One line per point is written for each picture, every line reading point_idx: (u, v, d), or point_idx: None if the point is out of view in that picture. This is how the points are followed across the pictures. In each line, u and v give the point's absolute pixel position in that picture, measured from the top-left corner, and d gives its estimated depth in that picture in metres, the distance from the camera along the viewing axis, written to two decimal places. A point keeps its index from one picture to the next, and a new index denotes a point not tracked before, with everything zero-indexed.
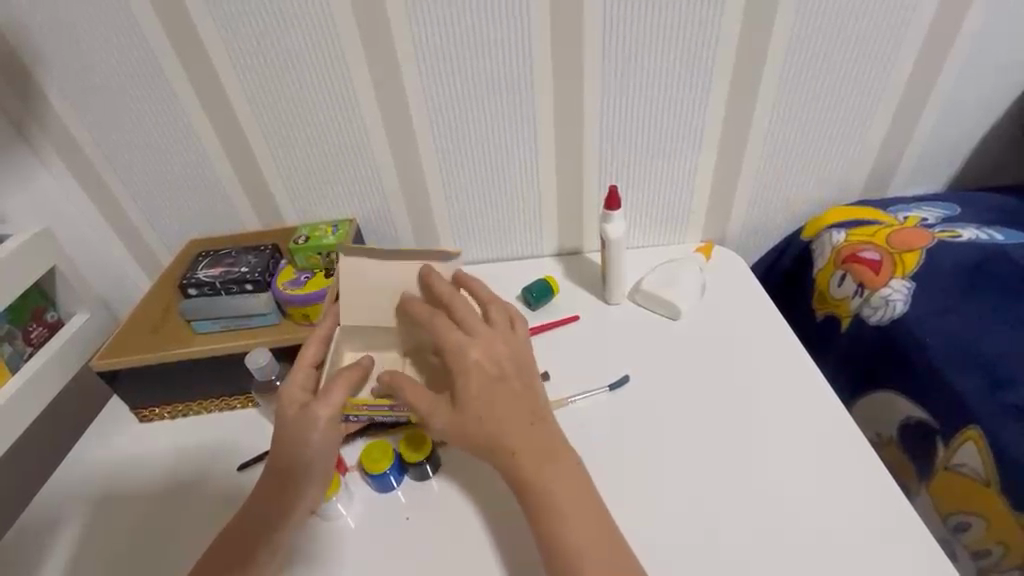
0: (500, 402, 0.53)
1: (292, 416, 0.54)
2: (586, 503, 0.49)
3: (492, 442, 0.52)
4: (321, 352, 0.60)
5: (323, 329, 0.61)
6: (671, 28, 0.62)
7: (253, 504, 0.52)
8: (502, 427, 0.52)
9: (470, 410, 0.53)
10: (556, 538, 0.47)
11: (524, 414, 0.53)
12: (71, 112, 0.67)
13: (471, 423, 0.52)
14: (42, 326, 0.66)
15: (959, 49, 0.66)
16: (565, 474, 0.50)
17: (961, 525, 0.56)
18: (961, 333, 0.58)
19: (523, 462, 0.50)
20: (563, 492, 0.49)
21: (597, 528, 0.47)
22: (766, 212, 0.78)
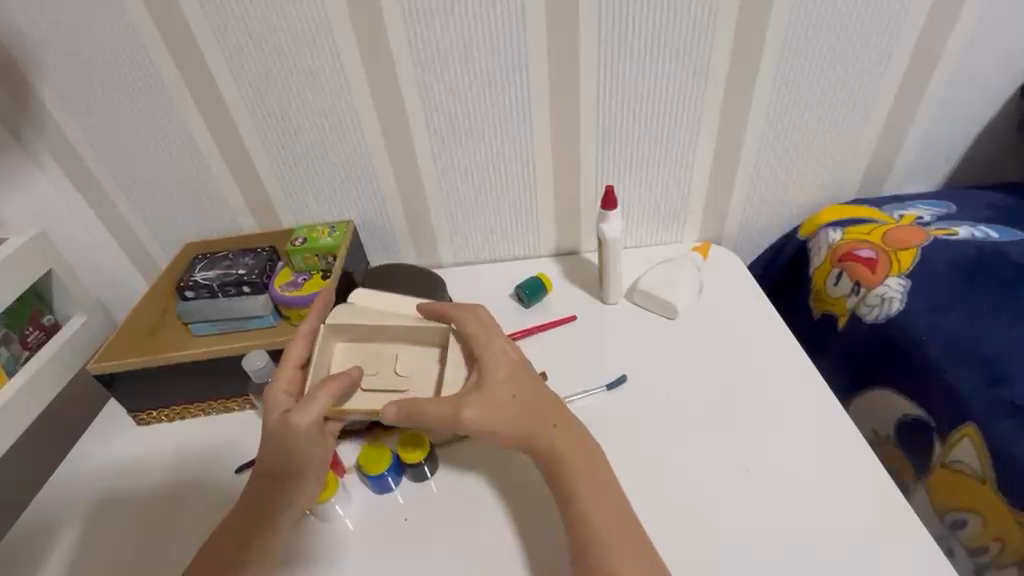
0: (526, 386, 0.55)
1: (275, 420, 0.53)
2: (607, 493, 0.50)
3: (530, 421, 0.53)
4: (307, 352, 0.58)
5: (306, 328, 0.59)
6: (667, 30, 0.62)
7: (240, 505, 0.52)
8: (533, 409, 0.54)
9: (500, 394, 0.54)
10: (589, 520, 0.48)
11: (550, 401, 0.55)
12: (66, 115, 0.67)
13: (502, 408, 0.53)
14: (39, 329, 0.66)
15: (953, 49, 0.66)
16: (592, 458, 0.52)
17: (959, 522, 0.56)
18: (957, 331, 0.58)
19: (560, 441, 0.52)
20: (591, 478, 0.50)
21: (620, 518, 0.48)
22: (763, 211, 0.78)
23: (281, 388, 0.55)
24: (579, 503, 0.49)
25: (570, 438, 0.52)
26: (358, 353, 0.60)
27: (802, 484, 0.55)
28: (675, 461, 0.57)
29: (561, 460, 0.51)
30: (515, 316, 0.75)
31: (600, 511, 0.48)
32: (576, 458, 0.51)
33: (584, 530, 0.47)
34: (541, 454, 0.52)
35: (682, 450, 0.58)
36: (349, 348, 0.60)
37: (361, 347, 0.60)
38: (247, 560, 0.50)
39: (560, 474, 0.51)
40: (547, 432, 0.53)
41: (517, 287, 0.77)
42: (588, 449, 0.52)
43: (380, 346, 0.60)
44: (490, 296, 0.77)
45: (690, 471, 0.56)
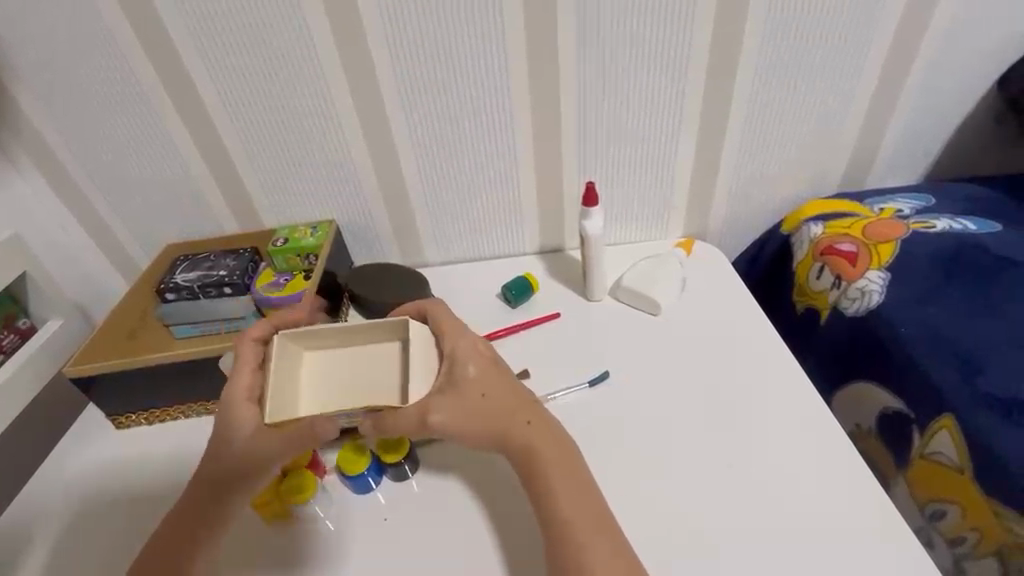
0: (496, 386, 0.55)
1: (245, 435, 0.50)
2: (585, 490, 0.50)
3: (502, 420, 0.53)
4: (261, 354, 0.55)
5: (257, 331, 0.55)
6: (646, 26, 0.62)
7: (190, 505, 0.52)
8: (504, 409, 0.54)
9: (469, 391, 0.53)
10: (565, 516, 0.48)
11: (524, 408, 0.54)
12: (40, 116, 0.66)
13: (472, 409, 0.53)
14: (13, 333, 0.65)
15: (930, 44, 0.66)
16: (565, 456, 0.52)
17: (937, 513, 0.56)
18: (934, 323, 0.58)
19: (533, 439, 0.52)
20: (565, 475, 0.50)
21: (592, 512, 0.48)
22: (746, 207, 0.78)
23: (241, 395, 0.52)
24: (553, 500, 0.49)
25: (546, 437, 0.53)
26: (326, 362, 0.56)
27: (800, 484, 0.54)
28: (657, 457, 0.57)
29: (533, 460, 0.51)
30: (499, 314, 0.74)
31: (574, 506, 0.48)
32: (550, 455, 0.51)
33: (558, 527, 0.47)
34: (515, 451, 0.52)
35: (664, 446, 0.58)
36: (316, 355, 0.56)
37: (327, 353, 0.56)
38: (199, 550, 0.51)
39: (533, 472, 0.51)
40: (520, 429, 0.53)
41: (501, 285, 0.77)
42: (560, 445, 0.53)
43: (348, 351, 0.56)
44: (475, 295, 0.77)
45: (673, 468, 0.56)
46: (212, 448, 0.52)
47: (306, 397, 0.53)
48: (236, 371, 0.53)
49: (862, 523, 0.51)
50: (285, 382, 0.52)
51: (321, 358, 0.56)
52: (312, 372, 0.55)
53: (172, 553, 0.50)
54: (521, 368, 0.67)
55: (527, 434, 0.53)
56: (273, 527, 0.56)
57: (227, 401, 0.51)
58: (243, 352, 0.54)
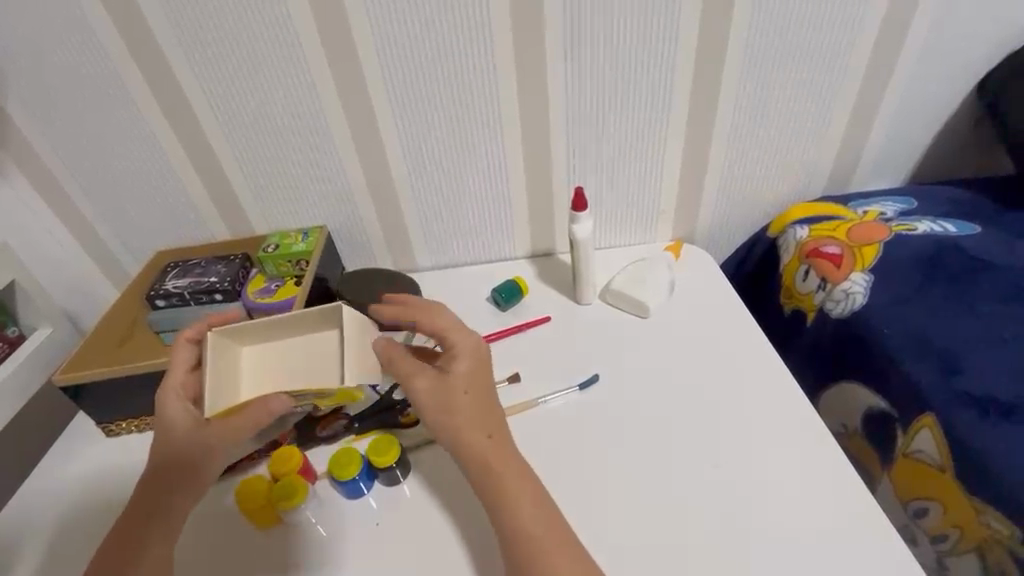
0: (475, 395, 0.52)
1: (183, 429, 0.51)
2: (544, 506, 0.49)
3: (467, 428, 0.51)
4: (195, 354, 0.55)
5: (190, 331, 0.55)
6: (632, 31, 0.63)
7: (136, 510, 0.52)
8: (476, 416, 0.52)
9: (455, 390, 0.52)
10: (518, 528, 0.47)
11: (486, 426, 0.52)
12: (26, 124, 0.66)
13: (451, 405, 0.52)
14: (3, 342, 0.65)
15: (910, 50, 0.68)
16: (523, 475, 0.50)
17: (921, 511, 0.57)
18: (916, 323, 0.60)
19: (488, 458, 0.51)
20: (528, 494, 0.49)
21: (551, 525, 0.48)
22: (734, 210, 0.79)
23: (175, 394, 0.52)
24: (513, 517, 0.48)
25: (506, 453, 0.51)
26: (264, 359, 0.55)
27: (785, 483, 0.55)
28: (646, 458, 0.58)
29: (488, 475, 0.50)
30: (490, 318, 0.75)
31: (534, 519, 0.48)
32: (507, 472, 0.50)
33: (513, 542, 0.47)
34: (472, 461, 0.51)
35: (652, 446, 0.59)
36: (253, 352, 0.56)
37: (264, 349, 0.56)
38: (148, 546, 0.50)
39: (489, 483, 0.50)
40: (480, 444, 0.51)
41: (492, 289, 0.77)
42: (516, 465, 0.50)
43: (286, 344, 0.56)
44: (465, 298, 0.78)
45: (660, 468, 0.57)
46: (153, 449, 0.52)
47: (248, 393, 0.53)
48: (170, 373, 0.53)
49: (847, 522, 0.52)
50: (220, 380, 0.52)
51: (258, 353, 0.56)
52: (251, 370, 0.55)
53: (121, 551, 0.50)
54: (513, 371, 0.68)
55: (484, 446, 0.51)
56: (262, 533, 0.56)
57: (163, 401, 0.52)
58: (176, 354, 0.54)
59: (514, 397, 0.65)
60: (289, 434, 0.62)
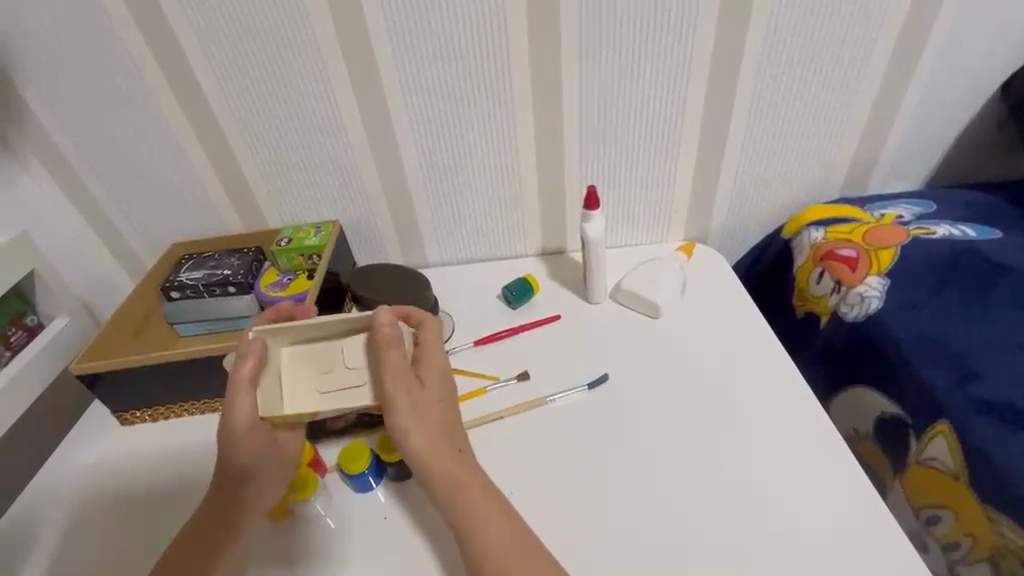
0: (444, 412, 0.52)
1: (264, 436, 0.52)
2: (509, 520, 0.48)
3: (440, 444, 0.51)
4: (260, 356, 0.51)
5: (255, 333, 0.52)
6: (648, 29, 0.63)
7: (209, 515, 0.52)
8: (443, 428, 0.52)
9: (429, 403, 0.52)
10: (488, 546, 0.46)
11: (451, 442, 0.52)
12: (48, 116, 0.67)
13: (428, 420, 0.51)
14: (22, 329, 0.66)
15: (933, 48, 0.66)
16: (486, 490, 0.50)
17: (932, 518, 0.56)
18: (932, 328, 0.59)
19: (456, 475, 0.50)
20: (493, 510, 0.48)
21: (518, 539, 0.47)
22: (748, 211, 0.78)
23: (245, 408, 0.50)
24: (483, 537, 0.47)
25: (471, 471, 0.51)
26: (303, 360, 0.54)
27: (796, 486, 0.55)
28: (656, 459, 0.58)
29: (454, 496, 0.49)
30: (499, 315, 0.75)
31: (501, 537, 0.47)
32: (472, 489, 0.49)
33: (482, 559, 0.46)
34: (443, 480, 0.50)
35: (660, 447, 0.59)
36: (290, 351, 0.54)
37: (303, 349, 0.54)
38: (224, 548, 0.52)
39: (460, 504, 0.49)
40: (449, 460, 0.51)
41: (502, 286, 0.77)
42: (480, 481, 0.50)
43: (322, 344, 0.55)
44: (475, 295, 0.78)
45: (669, 470, 0.57)
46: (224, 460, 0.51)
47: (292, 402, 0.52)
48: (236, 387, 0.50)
49: (855, 525, 0.52)
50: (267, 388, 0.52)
51: (295, 354, 0.54)
52: (292, 374, 0.54)
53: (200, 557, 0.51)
54: (521, 370, 0.68)
55: (453, 456, 0.51)
56: (269, 523, 0.56)
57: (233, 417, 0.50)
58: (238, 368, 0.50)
59: (522, 395, 0.65)
60: None
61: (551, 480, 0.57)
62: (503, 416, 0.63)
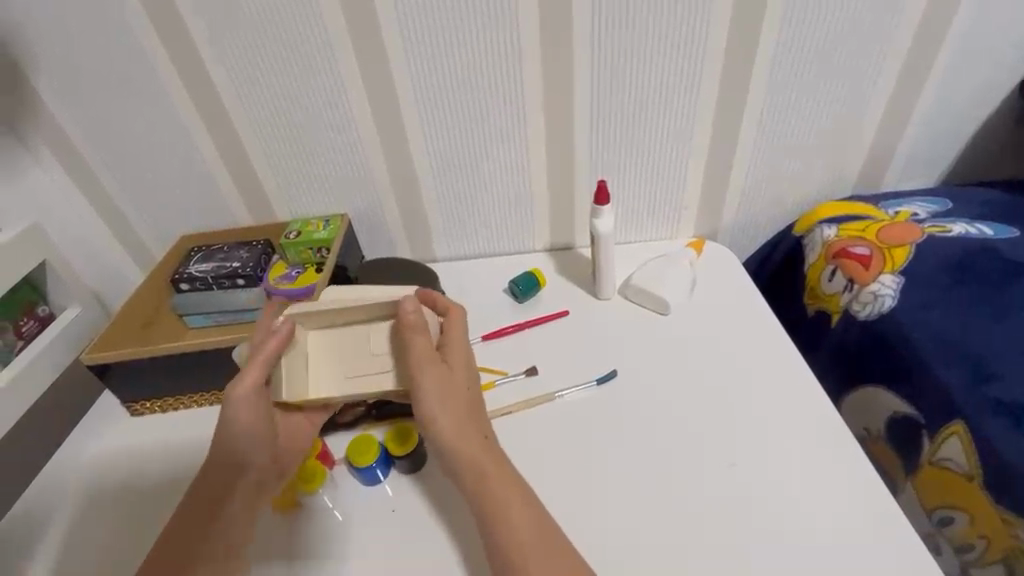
0: (467, 397, 0.54)
1: (262, 434, 0.53)
2: (533, 511, 0.49)
3: (465, 428, 0.52)
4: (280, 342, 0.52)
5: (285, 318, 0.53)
6: (662, 23, 0.62)
7: (201, 497, 0.54)
8: (467, 415, 0.53)
9: (455, 388, 0.53)
10: (511, 532, 0.47)
11: (476, 428, 0.53)
12: (60, 108, 0.67)
13: (455, 404, 0.53)
14: (34, 320, 0.67)
15: (951, 44, 0.65)
16: (505, 474, 0.50)
17: (945, 519, 0.56)
18: (949, 328, 0.58)
19: (481, 459, 0.51)
20: (515, 495, 0.49)
21: (540, 529, 0.47)
22: (759, 208, 0.78)
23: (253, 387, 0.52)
24: (506, 523, 0.47)
25: (495, 459, 0.51)
26: (329, 343, 0.56)
27: (808, 486, 0.54)
28: (665, 457, 0.57)
29: (478, 481, 0.50)
30: (508, 311, 0.75)
31: (523, 522, 0.47)
32: (497, 479, 0.50)
33: (504, 545, 0.46)
34: (467, 464, 0.51)
35: (669, 445, 0.58)
36: (318, 335, 0.56)
37: (330, 333, 0.56)
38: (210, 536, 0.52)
39: (484, 490, 0.49)
40: (475, 443, 0.52)
41: (510, 281, 0.77)
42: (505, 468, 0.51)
43: (346, 329, 0.56)
44: (483, 291, 0.78)
45: (679, 467, 0.57)
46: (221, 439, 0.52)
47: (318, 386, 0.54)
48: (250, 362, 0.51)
49: (865, 525, 0.51)
50: (291, 372, 0.54)
51: (322, 337, 0.56)
52: (318, 357, 0.55)
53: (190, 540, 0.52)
54: (529, 365, 0.68)
55: (479, 442, 0.52)
56: (277, 515, 0.57)
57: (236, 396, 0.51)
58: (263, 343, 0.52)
59: (530, 390, 0.65)
60: None
61: (560, 476, 0.57)
62: (511, 411, 0.63)
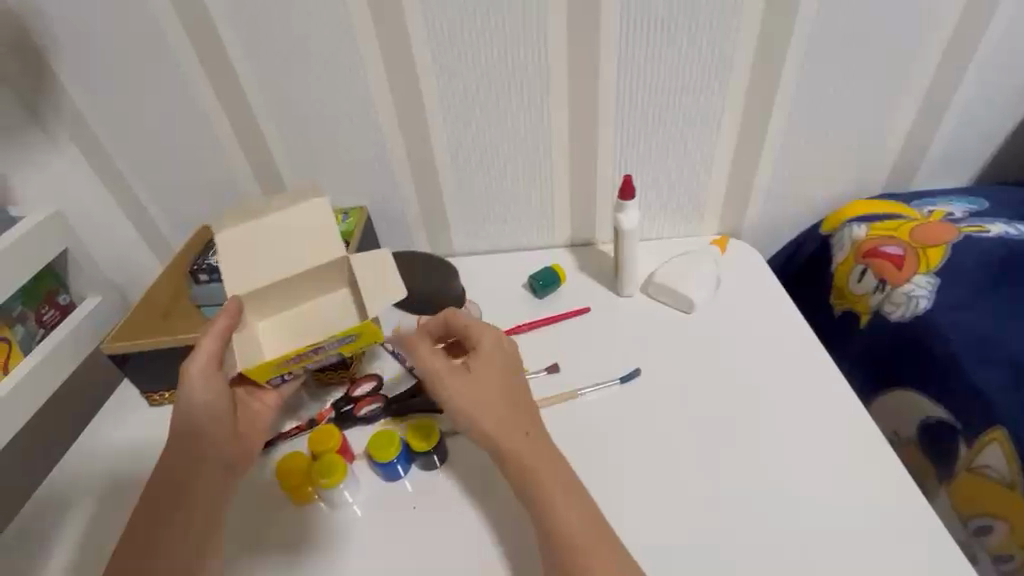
0: (506, 394, 0.53)
1: (224, 412, 0.56)
2: (582, 506, 0.48)
3: (506, 427, 0.52)
4: (233, 322, 0.56)
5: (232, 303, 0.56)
6: (695, 14, 0.60)
7: (161, 487, 0.53)
8: (507, 413, 0.52)
9: (487, 392, 0.53)
10: (563, 528, 0.46)
11: (519, 425, 0.52)
12: (81, 95, 0.67)
13: (489, 408, 0.52)
14: (54, 308, 0.67)
15: (992, 39, 0.63)
16: (556, 469, 0.50)
17: (984, 528, 0.54)
18: (988, 332, 0.56)
19: (528, 455, 0.50)
20: (563, 489, 0.48)
21: (591, 523, 0.47)
22: (785, 205, 0.76)
23: (210, 360, 0.55)
24: (560, 518, 0.47)
25: (544, 453, 0.50)
26: (285, 321, 0.63)
27: (840, 490, 0.53)
28: (692, 457, 0.56)
29: (529, 476, 0.49)
30: (527, 307, 0.74)
31: (577, 519, 0.47)
32: (550, 471, 0.49)
33: (558, 542, 0.46)
34: (515, 462, 0.50)
35: (696, 445, 0.57)
36: (270, 320, 0.63)
37: (280, 316, 0.63)
38: (171, 528, 0.51)
39: (535, 487, 0.48)
40: (519, 440, 0.51)
41: (530, 276, 0.76)
42: (554, 462, 0.50)
43: (292, 312, 0.63)
44: (503, 286, 0.77)
45: (707, 468, 0.55)
46: (182, 418, 0.54)
47: (273, 353, 0.60)
48: (208, 334, 0.55)
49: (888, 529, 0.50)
50: (244, 346, 0.59)
51: (274, 321, 0.63)
52: (269, 334, 0.62)
53: (150, 532, 0.51)
54: (551, 362, 0.67)
55: (524, 439, 0.51)
56: (295, 506, 0.57)
57: (193, 371, 0.54)
58: (213, 322, 0.56)
59: (552, 388, 0.64)
60: (330, 410, 0.63)
61: (586, 475, 0.56)
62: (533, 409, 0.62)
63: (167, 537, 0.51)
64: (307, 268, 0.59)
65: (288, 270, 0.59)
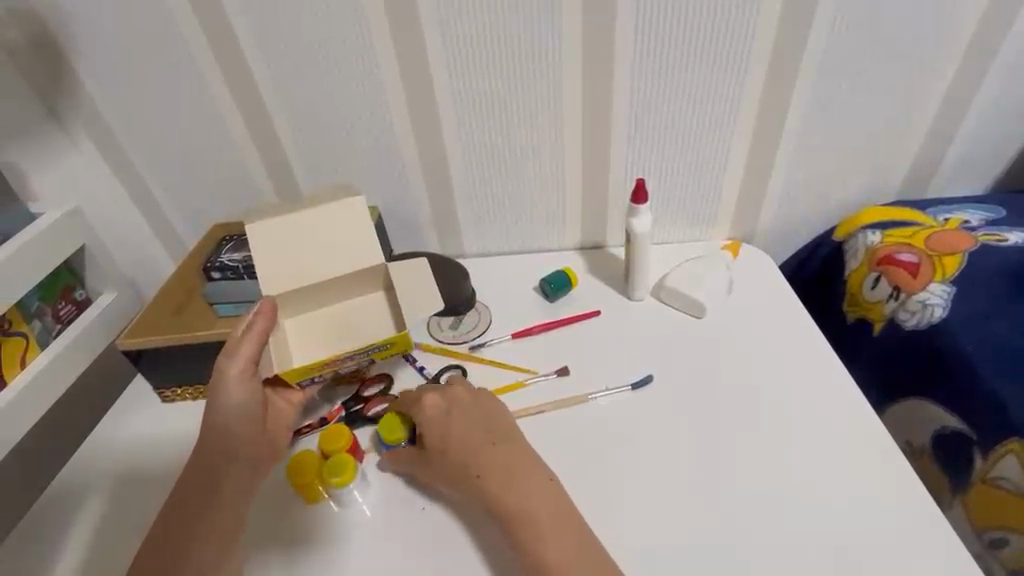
0: (454, 443, 0.54)
1: (255, 412, 0.57)
2: (570, 523, 0.48)
3: (462, 478, 0.52)
4: (271, 324, 0.57)
5: (269, 305, 0.56)
6: (709, 19, 0.60)
7: (191, 488, 0.53)
8: (456, 462, 0.53)
9: (435, 451, 0.54)
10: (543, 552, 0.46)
11: (469, 470, 0.52)
12: (98, 93, 0.68)
13: (444, 468, 0.53)
14: (70, 304, 0.68)
15: (1011, 47, 0.63)
16: (523, 493, 0.49)
17: (999, 540, 0.53)
18: (1006, 342, 0.56)
19: (490, 489, 0.50)
20: (538, 509, 0.48)
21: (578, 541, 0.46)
22: (799, 210, 0.75)
23: (248, 362, 0.55)
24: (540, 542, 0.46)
25: (503, 482, 0.50)
26: (310, 322, 0.63)
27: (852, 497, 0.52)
28: (703, 460, 0.56)
29: (500, 508, 0.49)
30: (538, 309, 0.74)
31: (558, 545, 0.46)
32: (516, 496, 0.49)
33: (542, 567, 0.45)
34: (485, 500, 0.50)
35: (707, 447, 0.57)
36: (296, 320, 0.63)
37: (305, 317, 0.63)
38: (197, 531, 0.50)
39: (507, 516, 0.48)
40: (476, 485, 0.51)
41: (541, 279, 0.76)
42: (517, 496, 0.49)
43: (319, 313, 0.63)
44: (513, 288, 0.77)
45: (718, 469, 0.55)
46: (215, 419, 0.55)
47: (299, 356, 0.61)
48: (248, 336, 0.55)
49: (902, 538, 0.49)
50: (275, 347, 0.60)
51: (300, 321, 0.63)
52: (296, 336, 0.62)
53: (179, 535, 0.50)
54: (561, 365, 0.66)
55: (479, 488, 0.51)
56: (304, 505, 0.57)
57: (231, 372, 0.55)
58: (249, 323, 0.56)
59: (562, 392, 0.64)
60: (338, 410, 0.64)
61: (595, 479, 0.56)
62: (544, 411, 0.62)
63: (194, 540, 0.50)
64: (343, 273, 0.60)
65: (324, 273, 0.60)
